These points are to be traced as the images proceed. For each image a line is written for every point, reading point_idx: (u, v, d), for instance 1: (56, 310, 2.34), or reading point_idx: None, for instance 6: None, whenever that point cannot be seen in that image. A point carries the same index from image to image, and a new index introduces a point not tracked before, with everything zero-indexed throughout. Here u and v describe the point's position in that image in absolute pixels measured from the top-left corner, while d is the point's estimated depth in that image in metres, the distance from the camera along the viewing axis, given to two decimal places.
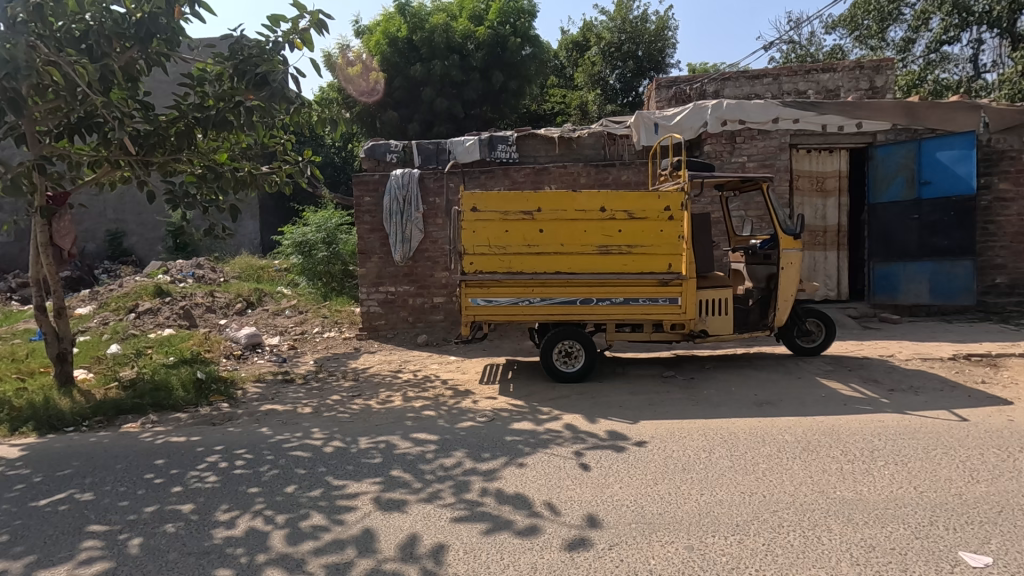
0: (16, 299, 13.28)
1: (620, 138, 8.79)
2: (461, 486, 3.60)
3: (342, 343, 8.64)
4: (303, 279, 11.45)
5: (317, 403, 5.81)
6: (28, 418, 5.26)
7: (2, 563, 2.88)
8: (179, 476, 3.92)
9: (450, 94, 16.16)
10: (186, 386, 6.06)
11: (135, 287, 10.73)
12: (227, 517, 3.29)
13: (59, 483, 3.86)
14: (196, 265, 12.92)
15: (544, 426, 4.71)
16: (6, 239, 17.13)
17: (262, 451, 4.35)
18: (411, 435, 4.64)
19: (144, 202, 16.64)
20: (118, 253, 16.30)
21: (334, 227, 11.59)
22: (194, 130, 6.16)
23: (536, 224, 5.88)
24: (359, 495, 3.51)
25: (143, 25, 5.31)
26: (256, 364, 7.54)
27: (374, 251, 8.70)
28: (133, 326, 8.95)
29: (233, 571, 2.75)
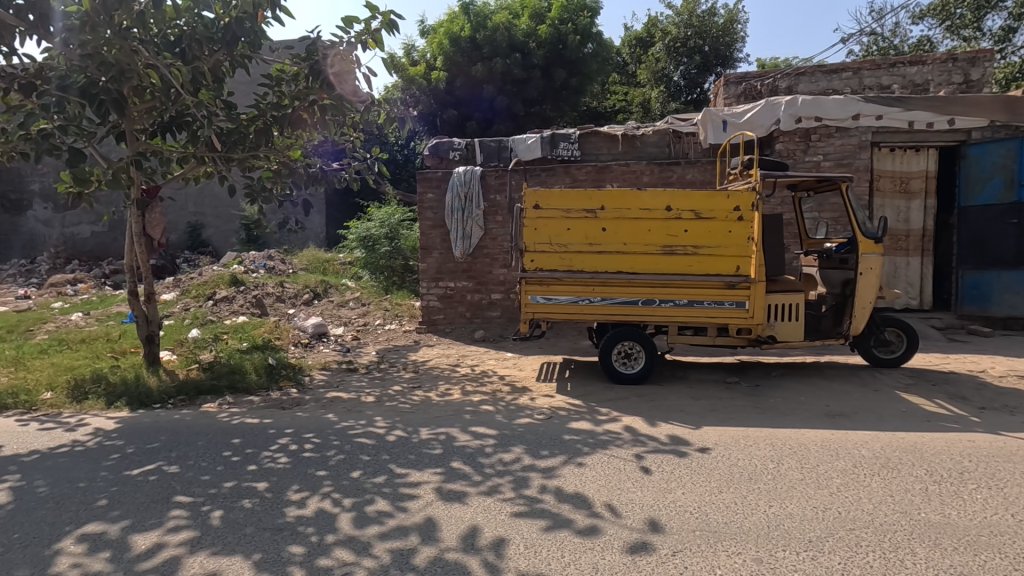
0: (110, 284, 14.45)
1: (686, 136, 8.56)
2: (521, 482, 3.62)
3: (402, 336, 8.85)
4: (366, 272, 11.85)
5: (379, 393, 6.01)
6: (122, 394, 5.72)
7: (102, 525, 3.14)
8: (254, 455, 4.14)
9: (511, 92, 16.24)
10: (259, 371, 6.41)
11: (212, 276, 11.43)
12: (298, 497, 3.45)
13: (149, 455, 4.17)
14: (268, 256, 13.60)
15: (603, 427, 4.66)
16: (101, 228, 18.66)
17: (329, 437, 4.53)
18: (469, 428, 4.71)
19: (222, 196, 17.69)
20: (197, 244, 17.40)
21: (397, 223, 11.97)
22: (271, 129, 6.46)
23: (599, 222, 5.81)
24: (421, 484, 3.60)
25: (230, 30, 5.66)
26: (321, 353, 7.87)
27: (434, 247, 8.88)
28: (211, 312, 9.54)
29: (305, 549, 2.88)
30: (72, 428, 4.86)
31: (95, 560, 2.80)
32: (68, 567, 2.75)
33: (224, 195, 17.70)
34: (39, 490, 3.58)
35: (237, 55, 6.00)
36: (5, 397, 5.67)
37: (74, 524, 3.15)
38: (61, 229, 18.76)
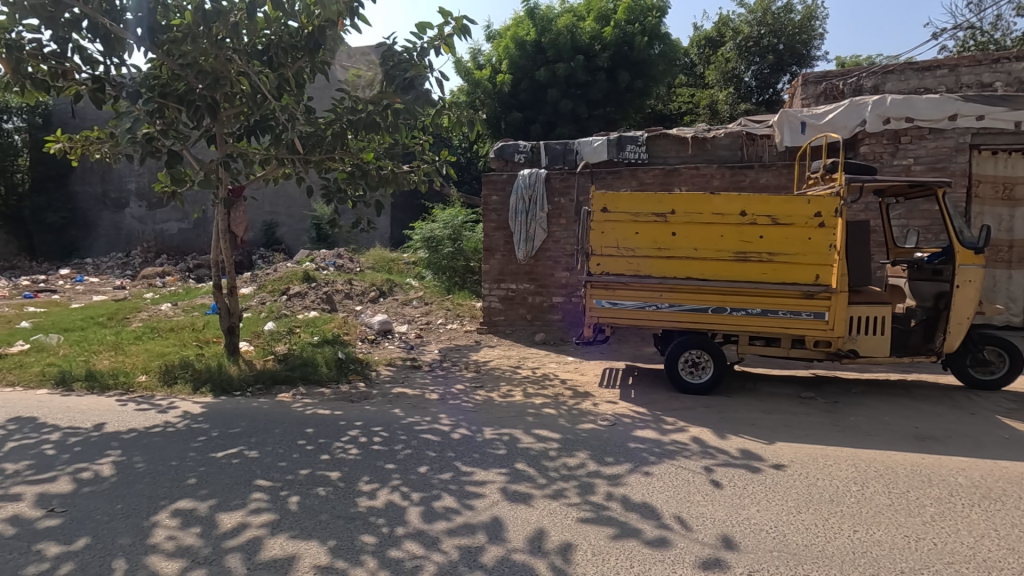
0: (194, 278, 15.51)
1: (761, 138, 8.22)
2: (587, 488, 3.58)
3: (464, 336, 8.98)
4: (429, 272, 12.11)
5: (442, 391, 6.12)
6: (207, 380, 6.11)
7: (192, 502, 3.35)
8: (326, 445, 4.31)
9: (575, 95, 16.17)
10: (329, 364, 6.68)
11: (287, 272, 12.02)
12: (369, 488, 3.56)
13: (231, 439, 4.43)
14: (338, 255, 14.17)
15: (669, 437, 4.54)
16: (188, 225, 20.05)
17: (396, 431, 4.65)
18: (532, 430, 4.70)
19: (296, 197, 18.60)
20: (272, 241, 18.37)
21: (460, 224, 12.21)
22: (347, 133, 6.72)
23: (669, 227, 5.68)
24: (486, 484, 3.63)
25: (312, 38, 6.06)
26: (386, 349, 8.11)
27: (498, 249, 8.96)
28: (285, 306, 10.02)
29: (377, 539, 2.96)
30: (164, 410, 5.24)
31: (187, 534, 2.99)
32: (164, 539, 2.94)
33: (298, 196, 18.62)
34: (137, 466, 3.88)
35: (318, 62, 6.30)
36: (107, 377, 6.20)
37: (168, 499, 3.38)
38: (153, 225, 20.35)
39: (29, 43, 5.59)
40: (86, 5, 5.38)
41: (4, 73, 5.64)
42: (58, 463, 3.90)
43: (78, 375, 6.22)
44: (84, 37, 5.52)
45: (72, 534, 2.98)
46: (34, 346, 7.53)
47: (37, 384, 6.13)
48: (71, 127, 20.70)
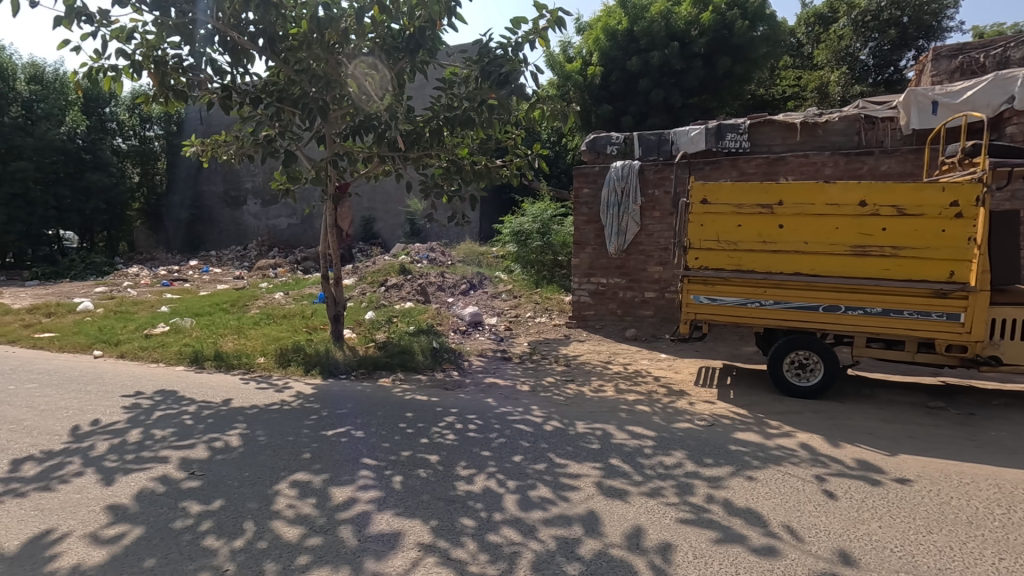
0: (302, 269, 16.75)
1: (882, 121, 7.47)
2: (685, 488, 3.46)
3: (553, 329, 8.99)
4: (518, 266, 12.23)
5: (533, 382, 6.18)
6: (316, 364, 6.59)
7: (308, 475, 3.63)
8: (425, 430, 4.50)
9: (668, 84, 15.60)
10: (425, 353, 6.96)
11: (384, 265, 12.65)
12: (466, 473, 3.67)
13: (340, 419, 4.75)
14: (430, 248, 14.69)
15: (774, 442, 4.28)
16: (297, 221, 21.69)
17: (490, 420, 4.76)
18: (626, 427, 4.63)
19: (392, 193, 19.51)
20: (369, 235, 19.44)
21: (549, 218, 12.24)
22: (444, 129, 6.94)
23: (775, 219, 5.34)
24: (581, 477, 3.62)
25: (413, 39, 6.29)
26: (477, 340, 8.31)
27: (588, 242, 8.87)
28: (384, 297, 10.56)
29: (475, 523, 3.05)
30: (281, 389, 5.72)
31: (304, 504, 3.24)
32: (285, 507, 3.21)
33: (394, 192, 19.52)
34: (260, 439, 4.26)
35: (418, 62, 6.55)
36: (231, 357, 6.86)
37: (287, 471, 3.69)
38: (266, 221, 22.22)
39: (171, 58, 6.25)
40: (218, 21, 5.93)
41: (152, 86, 6.35)
42: (195, 433, 4.37)
43: (209, 355, 6.93)
44: (216, 51, 6.08)
45: (210, 496, 3.33)
46: (172, 328, 8.49)
47: (175, 361, 6.91)
48: (201, 132, 23.04)
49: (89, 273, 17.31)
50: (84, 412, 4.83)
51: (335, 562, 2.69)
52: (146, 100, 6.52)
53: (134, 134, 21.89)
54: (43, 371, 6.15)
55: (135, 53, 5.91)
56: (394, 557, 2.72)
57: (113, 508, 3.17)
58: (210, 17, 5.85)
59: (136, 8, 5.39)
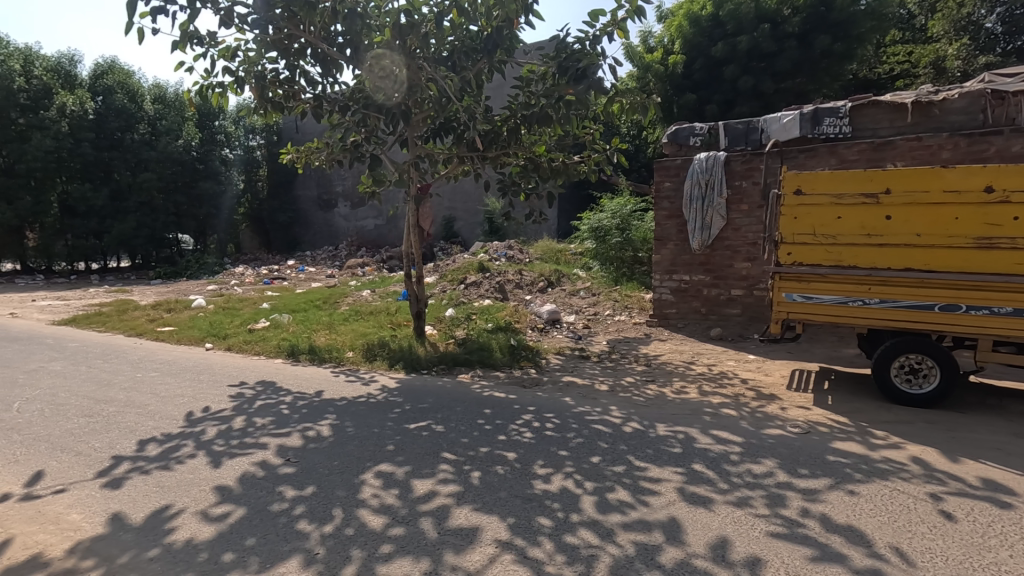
0: (387, 268, 17.52)
1: (1013, 96, 6.61)
2: (777, 500, 3.24)
3: (632, 328, 8.77)
4: (596, 263, 12.06)
5: (612, 382, 6.06)
6: (400, 359, 6.84)
7: (392, 466, 3.78)
8: (503, 426, 4.53)
9: (758, 68, 14.74)
10: (503, 350, 7.04)
11: (464, 263, 12.93)
12: (544, 472, 3.66)
13: (422, 413, 4.91)
14: (509, 246, 14.84)
15: (880, 454, 3.91)
16: (383, 222, 22.73)
17: (568, 419, 4.72)
18: (710, 431, 4.42)
19: (471, 193, 19.93)
20: (450, 234, 19.97)
21: (629, 213, 11.98)
22: (521, 128, 6.99)
23: (882, 209, 4.88)
24: (662, 481, 3.49)
25: (491, 39, 6.37)
26: (555, 338, 8.29)
27: (670, 238, 8.55)
28: (463, 294, 10.79)
29: (553, 523, 3.03)
30: (368, 383, 6.01)
31: (388, 494, 3.37)
32: (370, 496, 3.36)
33: (473, 192, 19.92)
34: (349, 430, 4.49)
35: (496, 61, 6.61)
36: (323, 352, 7.30)
37: (372, 461, 3.86)
38: (355, 222, 23.48)
39: (270, 72, 6.71)
40: (310, 34, 6.27)
41: (254, 100, 6.85)
42: (292, 422, 4.69)
43: (304, 349, 7.42)
44: (308, 63, 6.47)
45: (303, 482, 3.55)
46: (272, 323, 9.16)
47: (275, 354, 7.45)
48: (297, 140, 24.68)
49: (202, 273, 19.09)
50: (197, 399, 5.32)
51: (416, 552, 2.77)
52: (248, 113, 7.07)
53: (239, 144, 23.67)
54: (164, 361, 6.85)
55: (239, 70, 6.41)
56: (472, 552, 2.76)
57: (220, 489, 3.46)
58: (302, 32, 6.20)
59: (239, 28, 5.82)
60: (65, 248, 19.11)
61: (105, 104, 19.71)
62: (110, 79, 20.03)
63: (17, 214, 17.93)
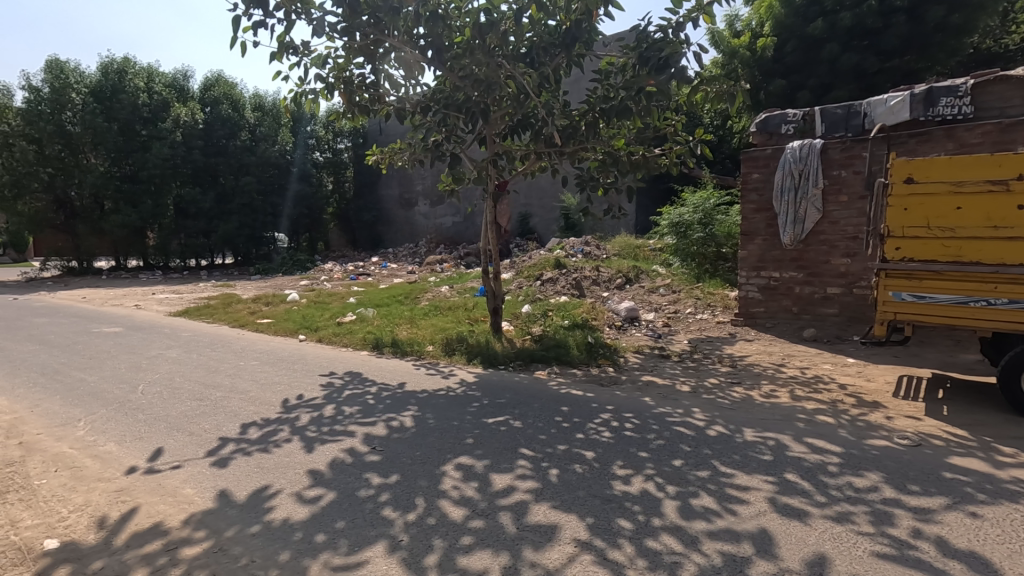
0: (464, 264, 17.90)
1: None
2: (883, 517, 2.97)
3: (716, 327, 8.39)
4: (677, 259, 11.63)
5: (695, 383, 5.82)
6: (478, 354, 6.96)
7: (471, 459, 3.84)
8: (581, 425, 4.48)
9: (859, 47, 13.62)
10: (580, 348, 6.97)
11: (541, 259, 12.94)
12: (623, 473, 3.57)
13: (500, 408, 4.96)
14: (585, 242, 14.68)
15: (1008, 473, 3.49)
16: (460, 219, 23.33)
17: (648, 420, 4.59)
18: (804, 438, 4.13)
19: (547, 189, 19.93)
20: (526, 231, 20.07)
21: (712, 208, 11.46)
22: (600, 122, 6.83)
23: (1013, 198, 4.35)
24: (752, 490, 3.30)
25: (570, 33, 6.28)
26: (633, 336, 8.10)
27: (758, 232, 8.08)
28: (540, 291, 10.80)
29: (633, 525, 2.95)
30: (447, 376, 6.16)
31: (468, 487, 3.43)
32: (451, 488, 3.43)
33: (550, 188, 19.91)
34: (430, 421, 4.62)
35: (575, 55, 6.52)
36: (405, 345, 7.57)
37: (452, 454, 3.94)
38: (434, 220, 24.26)
39: (357, 77, 7.01)
40: (394, 38, 6.49)
41: (343, 104, 7.20)
42: (377, 412, 4.90)
43: (387, 342, 7.73)
44: (392, 66, 6.70)
45: (388, 470, 3.69)
46: (358, 317, 9.62)
47: (361, 346, 7.82)
48: (381, 142, 25.76)
49: (296, 269, 20.41)
50: (293, 387, 5.69)
51: (496, 546, 2.80)
52: (337, 118, 7.44)
53: (329, 148, 25.07)
54: (263, 351, 7.39)
55: (330, 77, 6.76)
56: (551, 550, 2.75)
57: (313, 473, 3.68)
58: (387, 36, 6.42)
59: (329, 36, 6.12)
60: (178, 247, 21.05)
61: (212, 114, 21.51)
62: (217, 91, 21.80)
63: (139, 216, 19.78)
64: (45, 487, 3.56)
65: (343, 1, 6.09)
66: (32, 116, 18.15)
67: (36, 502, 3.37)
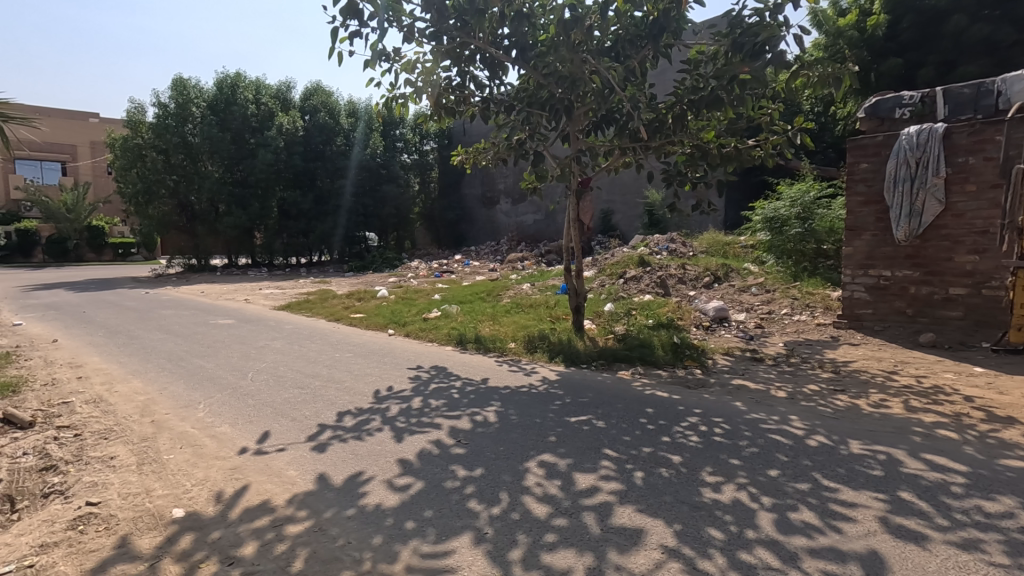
0: (545, 262, 17.96)
1: None
2: (1020, 549, 2.63)
3: (815, 329, 7.81)
4: (771, 257, 10.95)
5: (792, 389, 5.45)
6: (560, 352, 6.95)
7: (554, 457, 3.84)
8: (666, 428, 4.34)
9: (990, 18, 12.17)
10: (665, 348, 6.77)
11: (623, 257, 12.68)
12: (713, 480, 3.42)
13: (582, 407, 4.91)
14: (671, 239, 14.19)
15: None
16: (542, 217, 23.66)
17: (740, 426, 4.36)
18: (921, 454, 3.75)
19: (630, 185, 19.54)
20: (608, 228, 19.78)
21: (812, 201, 10.68)
22: (688, 114, 6.56)
23: None
24: (859, 507, 3.04)
25: (658, 24, 6.16)
26: (723, 337, 7.73)
27: (866, 227, 7.42)
28: (622, 289, 10.59)
29: (725, 536, 2.81)
30: (530, 373, 6.21)
31: (551, 484, 3.43)
32: (534, 484, 3.45)
33: (633, 183, 19.50)
34: (513, 418, 4.67)
35: (662, 47, 6.30)
36: (488, 341, 7.71)
37: (535, 451, 3.96)
38: (516, 218, 24.79)
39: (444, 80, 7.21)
40: (479, 40, 6.59)
41: (430, 107, 7.43)
42: (462, 405, 5.03)
43: (471, 338, 7.92)
44: (477, 68, 6.82)
45: (472, 463, 3.78)
46: (443, 313, 9.94)
47: (446, 341, 8.07)
48: (465, 142, 26.45)
49: (385, 267, 21.44)
50: (383, 379, 5.97)
51: (580, 546, 2.77)
52: (424, 120, 7.70)
53: (416, 150, 26.03)
54: (356, 344, 7.81)
55: (418, 81, 7.00)
56: (637, 554, 2.68)
57: (403, 462, 3.84)
58: (473, 38, 6.53)
59: (418, 41, 6.34)
60: (281, 246, 22.79)
61: (312, 122, 23.03)
62: (317, 100, 23.30)
63: (248, 218, 21.55)
64: (172, 461, 3.98)
65: (431, 6, 6.28)
66: (160, 129, 20.25)
67: (165, 474, 3.78)
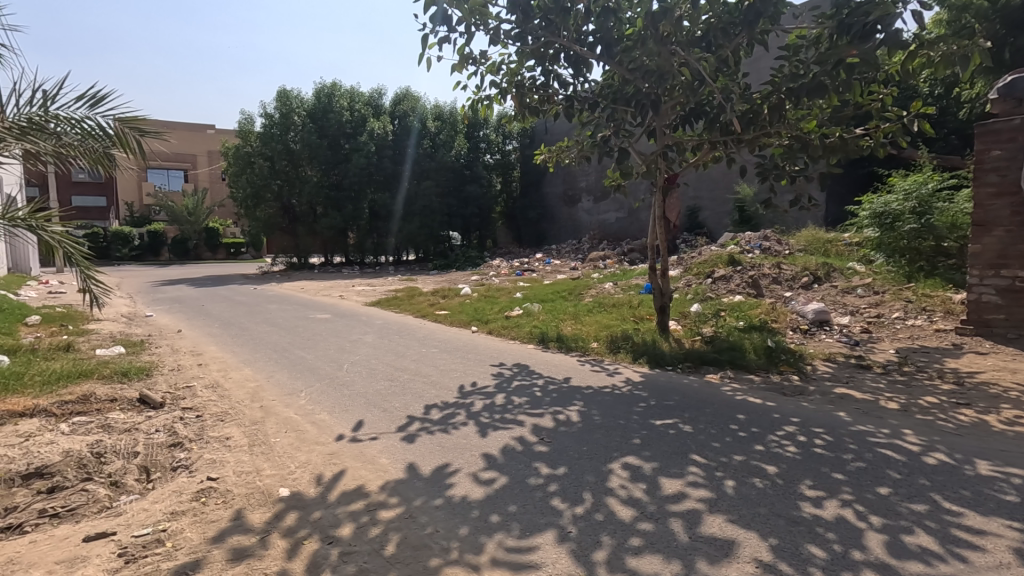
0: (628, 261, 17.60)
1: None
2: None
3: (934, 335, 7.06)
4: (880, 255, 10.17)
5: (906, 400, 4.97)
6: (644, 352, 6.78)
7: (639, 460, 3.76)
8: (760, 436, 4.11)
9: None
10: (758, 351, 6.43)
11: (712, 255, 12.14)
12: (814, 495, 3.19)
13: (669, 410, 4.77)
14: (764, 237, 13.39)
15: None
16: (625, 215, 23.24)
17: (844, 438, 4.03)
18: None
19: (720, 180, 18.68)
20: (695, 225, 19.03)
21: (930, 194, 9.65)
22: (787, 103, 6.15)
23: None
24: (988, 535, 2.72)
25: (754, 9, 5.74)
26: (823, 342, 7.19)
27: (999, 222, 6.61)
28: (710, 289, 10.15)
29: (828, 555, 2.62)
30: (613, 374, 6.11)
31: (636, 487, 3.36)
32: (618, 486, 3.39)
33: (722, 178, 18.64)
34: (596, 418, 4.61)
35: (758, 33, 5.95)
36: (570, 341, 7.68)
37: (619, 452, 3.89)
38: (598, 216, 24.51)
39: (529, 80, 7.25)
40: (563, 38, 6.56)
41: (513, 107, 7.50)
42: (544, 404, 5.04)
43: (552, 337, 7.93)
44: (561, 66, 6.80)
45: (556, 462, 3.78)
46: (524, 311, 10.02)
47: (527, 339, 8.14)
48: (548, 141, 26.52)
49: (468, 266, 21.98)
50: (467, 375, 6.12)
51: (667, 553, 2.69)
52: (507, 120, 7.79)
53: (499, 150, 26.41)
54: (441, 340, 8.06)
55: (503, 82, 7.08)
56: (729, 566, 2.57)
57: (487, 457, 3.92)
58: (557, 36, 6.51)
59: (503, 43, 6.43)
60: (372, 245, 23.99)
61: (400, 126, 24.04)
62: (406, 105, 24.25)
63: (343, 219, 22.97)
64: (279, 444, 4.32)
65: (517, 7, 6.34)
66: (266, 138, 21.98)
67: (273, 456, 4.10)
